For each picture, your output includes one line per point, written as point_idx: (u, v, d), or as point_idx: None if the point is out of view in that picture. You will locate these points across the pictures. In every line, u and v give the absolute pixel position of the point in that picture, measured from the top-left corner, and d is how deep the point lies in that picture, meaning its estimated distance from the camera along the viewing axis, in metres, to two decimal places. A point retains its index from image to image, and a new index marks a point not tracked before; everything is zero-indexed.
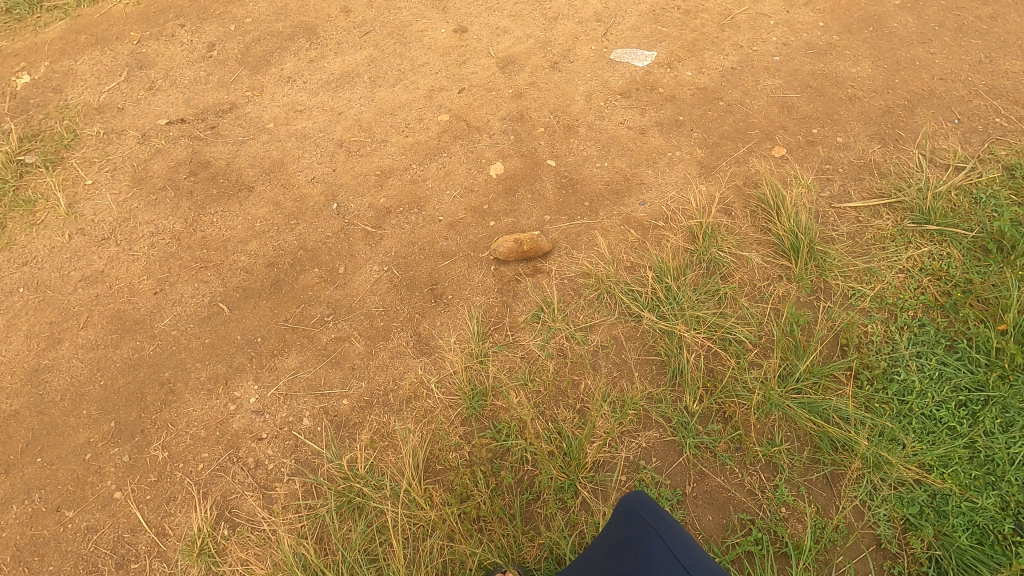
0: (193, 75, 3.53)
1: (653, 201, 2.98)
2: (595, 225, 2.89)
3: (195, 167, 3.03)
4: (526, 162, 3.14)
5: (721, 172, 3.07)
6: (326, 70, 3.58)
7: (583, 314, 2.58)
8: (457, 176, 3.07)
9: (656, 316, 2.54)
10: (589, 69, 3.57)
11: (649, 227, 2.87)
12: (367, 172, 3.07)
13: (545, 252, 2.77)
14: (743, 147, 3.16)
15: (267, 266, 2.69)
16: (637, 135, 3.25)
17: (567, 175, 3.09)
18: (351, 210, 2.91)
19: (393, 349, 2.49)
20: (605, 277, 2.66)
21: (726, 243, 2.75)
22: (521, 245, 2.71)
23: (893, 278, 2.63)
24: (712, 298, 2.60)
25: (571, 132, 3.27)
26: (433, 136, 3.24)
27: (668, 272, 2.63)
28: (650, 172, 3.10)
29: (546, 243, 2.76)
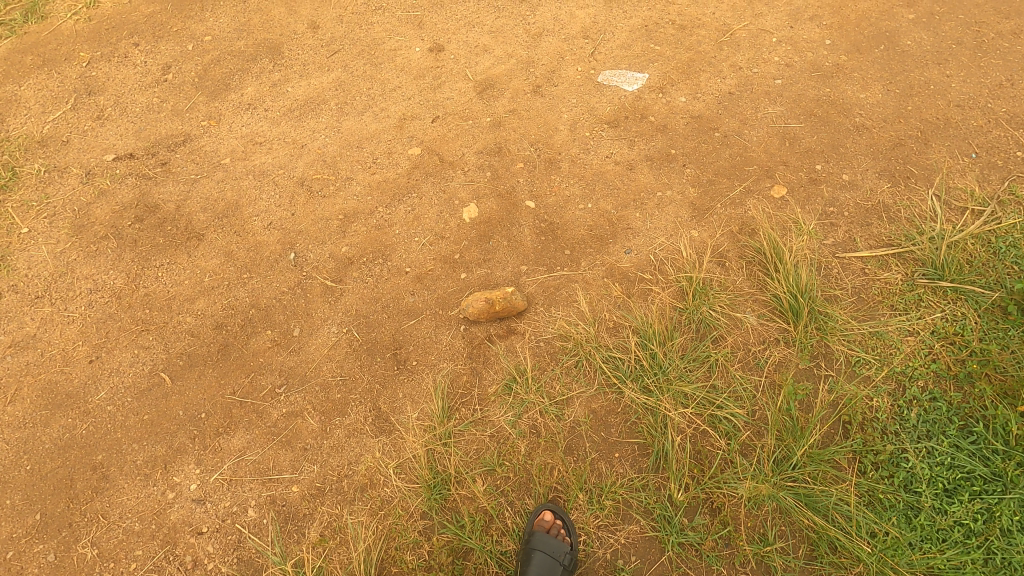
0: (145, 102, 3.26)
1: (639, 248, 2.72)
2: (576, 278, 2.64)
3: (141, 212, 2.78)
4: (503, 203, 2.88)
5: (715, 216, 2.80)
6: (290, 95, 3.31)
7: (559, 385, 2.35)
8: (427, 220, 2.81)
9: (639, 388, 2.31)
10: (575, 94, 3.29)
11: (634, 280, 2.62)
12: (328, 215, 2.81)
13: (519, 310, 2.52)
14: (739, 185, 2.89)
15: (214, 329, 2.46)
16: (625, 171, 2.98)
17: (547, 218, 2.83)
18: (309, 261, 2.66)
19: (349, 426, 2.27)
20: (585, 341, 2.42)
21: (719, 301, 2.50)
22: (493, 305, 2.47)
23: (902, 344, 2.38)
24: (702, 366, 2.36)
25: (553, 168, 3.00)
26: (401, 173, 2.97)
27: (654, 336, 2.39)
28: (637, 214, 2.83)
29: (521, 301, 2.51)
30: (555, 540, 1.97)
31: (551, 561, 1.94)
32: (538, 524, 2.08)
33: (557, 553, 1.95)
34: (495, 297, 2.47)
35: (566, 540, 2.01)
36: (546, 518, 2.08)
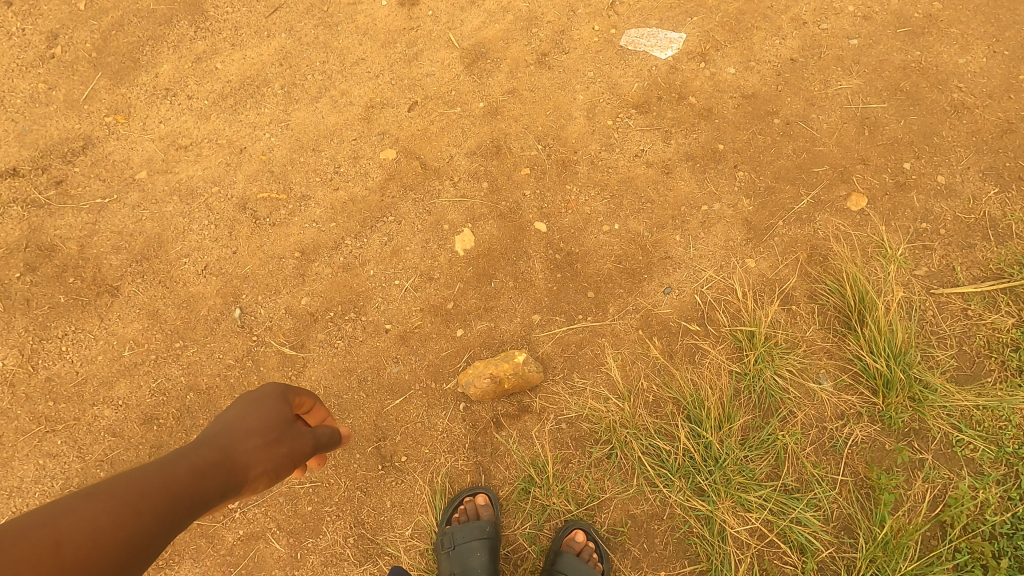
0: (29, 90, 2.48)
1: (681, 286, 2.15)
2: (602, 331, 2.08)
3: (35, 258, 2.14)
4: (505, 226, 2.25)
5: (777, 237, 2.20)
6: (220, 75, 2.52)
7: (587, 484, 1.88)
8: (409, 254, 2.20)
9: (689, 489, 1.83)
10: (591, 64, 2.53)
11: (677, 333, 2.07)
12: (281, 252, 2.18)
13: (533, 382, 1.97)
14: (806, 194, 2.26)
15: (143, 424, 1.93)
16: (660, 176, 2.32)
17: (562, 246, 2.22)
18: (259, 320, 2.07)
19: (326, 549, 1.83)
20: (619, 424, 1.91)
21: (787, 363, 1.97)
22: (501, 381, 1.92)
23: (1016, 416, 1.88)
24: (767, 455, 1.87)
25: (567, 173, 2.34)
26: (372, 188, 2.30)
27: (707, 418, 1.88)
28: (677, 237, 2.22)
29: (537, 372, 1.96)
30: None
31: None
32: (567, 545, 1.84)
33: None
34: (504, 370, 1.92)
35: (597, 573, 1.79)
36: (577, 540, 1.83)
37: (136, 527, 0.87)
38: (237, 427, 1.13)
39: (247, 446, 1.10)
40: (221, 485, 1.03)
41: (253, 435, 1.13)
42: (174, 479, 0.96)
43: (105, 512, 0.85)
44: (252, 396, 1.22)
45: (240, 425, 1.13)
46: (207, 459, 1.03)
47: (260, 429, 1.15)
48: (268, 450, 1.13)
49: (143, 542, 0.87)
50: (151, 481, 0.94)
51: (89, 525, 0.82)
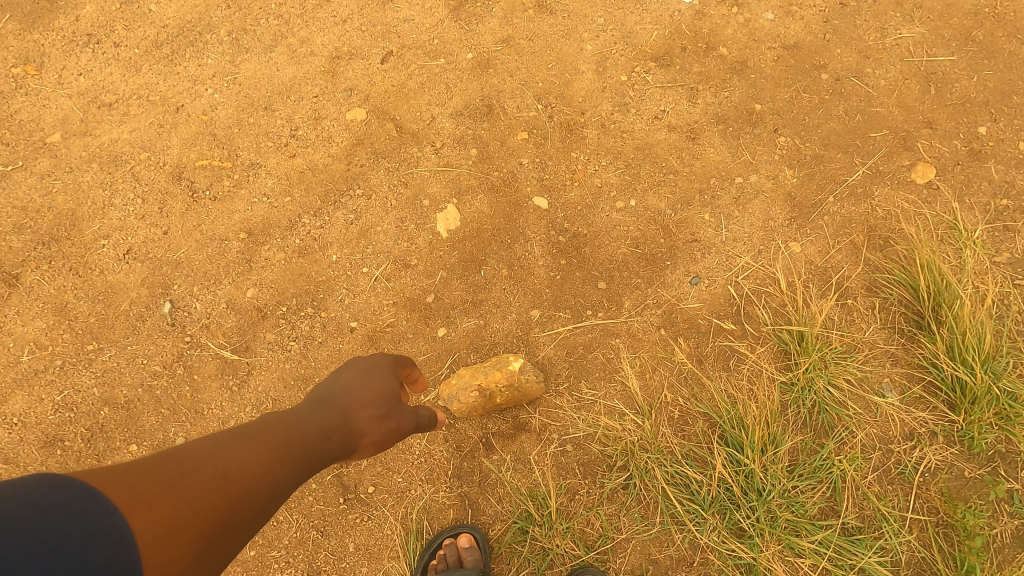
0: None
1: (711, 276, 1.77)
2: (615, 331, 1.71)
3: None
4: (497, 202, 1.85)
5: (826, 216, 1.82)
6: (153, 19, 2.04)
7: (598, 521, 1.52)
8: (380, 236, 1.81)
9: (725, 528, 1.48)
10: (601, 6, 2.07)
11: (707, 333, 1.69)
12: (223, 233, 1.78)
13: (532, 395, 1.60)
14: (861, 165, 1.87)
15: (48, 447, 1.57)
16: (685, 142, 1.92)
17: (567, 227, 1.83)
18: (194, 317, 1.69)
19: None
20: (638, 448, 1.55)
21: (845, 372, 1.60)
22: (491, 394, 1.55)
23: None
24: (819, 486, 1.52)
25: (572, 138, 1.94)
26: (336, 155, 1.89)
27: (748, 441, 1.51)
28: (705, 216, 1.83)
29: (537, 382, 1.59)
30: None
31: None
32: None
33: None
34: (497, 381, 1.54)
35: None
36: None
37: (275, 477, 0.88)
38: (354, 392, 1.07)
39: (365, 414, 1.05)
40: (341, 448, 1.00)
41: (369, 404, 1.06)
42: (303, 436, 0.95)
43: (251, 458, 0.86)
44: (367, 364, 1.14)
45: (360, 388, 1.08)
46: (329, 419, 1.01)
47: (376, 398, 1.07)
48: (386, 423, 1.07)
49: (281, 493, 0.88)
50: (285, 435, 0.93)
51: (232, 470, 0.84)
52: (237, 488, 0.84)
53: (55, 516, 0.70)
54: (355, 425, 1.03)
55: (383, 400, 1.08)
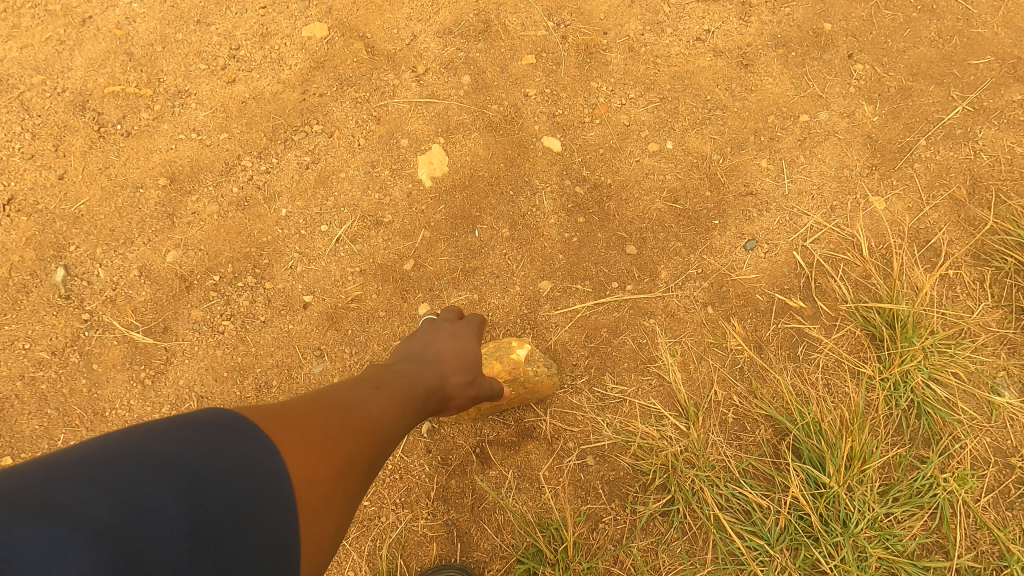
0: None
1: (771, 239, 1.37)
2: (649, 308, 1.32)
3: None
4: (495, 143, 1.44)
5: (917, 164, 1.42)
6: None
7: (628, 559, 1.16)
8: (344, 185, 1.39)
9: (798, 570, 1.12)
10: None
11: (768, 313, 1.31)
12: (137, 179, 1.36)
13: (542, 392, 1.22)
14: (960, 99, 1.46)
15: None
16: (735, 69, 1.51)
17: (586, 175, 1.42)
18: (95, 288, 1.28)
19: None
20: (682, 463, 1.17)
21: (951, 364, 1.22)
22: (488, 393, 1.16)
23: None
24: (921, 515, 1.15)
25: (592, 63, 1.51)
26: (288, 81, 1.46)
27: (830, 456, 1.14)
28: (763, 163, 1.43)
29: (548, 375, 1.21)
30: None
31: None
32: None
33: None
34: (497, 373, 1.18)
35: None
36: None
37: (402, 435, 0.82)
38: (450, 354, 1.02)
39: (459, 378, 0.99)
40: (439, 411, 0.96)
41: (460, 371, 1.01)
42: (417, 394, 0.89)
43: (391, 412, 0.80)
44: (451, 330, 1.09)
45: (454, 350, 1.03)
46: (429, 379, 0.94)
47: (467, 363, 1.02)
48: (470, 391, 1.02)
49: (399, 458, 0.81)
50: (407, 390, 0.88)
51: (378, 421, 0.77)
52: (386, 443, 0.78)
53: (236, 469, 0.62)
54: (450, 389, 0.97)
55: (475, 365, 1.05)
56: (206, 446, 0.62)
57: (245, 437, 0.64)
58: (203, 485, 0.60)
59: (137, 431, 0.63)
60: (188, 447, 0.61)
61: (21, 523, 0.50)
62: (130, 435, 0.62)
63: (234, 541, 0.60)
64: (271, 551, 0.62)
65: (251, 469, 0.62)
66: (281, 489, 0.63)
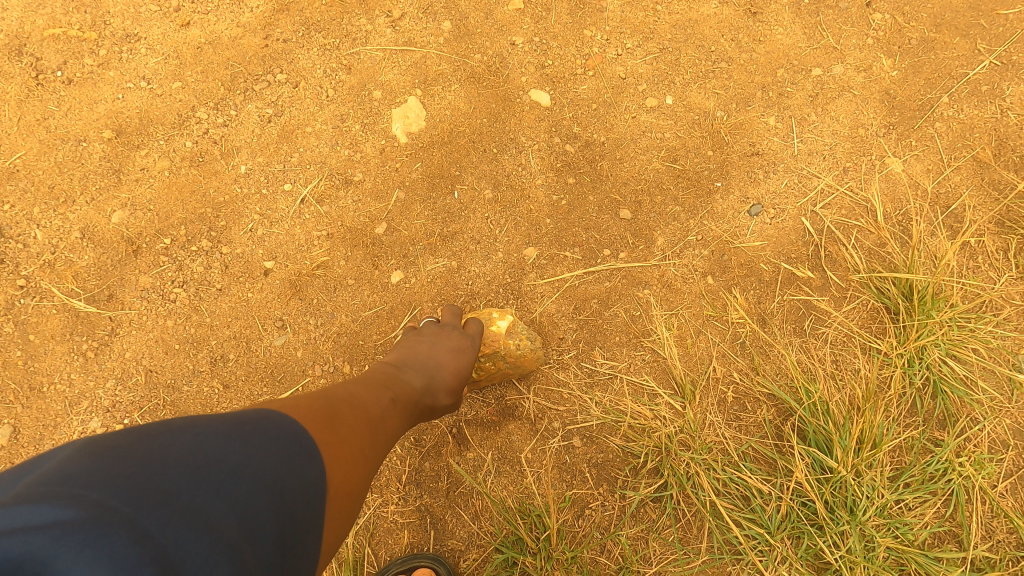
0: None
1: (778, 204, 1.25)
2: (643, 278, 1.20)
3: None
4: (478, 96, 1.31)
5: (939, 123, 1.29)
6: None
7: (616, 548, 1.06)
8: (309, 140, 1.26)
9: (800, 561, 1.03)
10: None
11: (773, 283, 1.20)
12: (79, 131, 1.23)
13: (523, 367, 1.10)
14: (988, 52, 1.34)
15: None
16: (743, 18, 1.37)
17: (577, 132, 1.30)
18: (32, 251, 1.16)
19: None
20: (676, 444, 1.07)
21: (971, 339, 1.12)
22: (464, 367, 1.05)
23: None
24: (934, 501, 1.06)
25: (585, 8, 1.37)
26: (248, 24, 1.32)
27: (838, 437, 1.04)
28: (770, 121, 1.31)
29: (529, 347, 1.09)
30: None
31: None
32: None
33: None
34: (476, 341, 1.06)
35: None
36: None
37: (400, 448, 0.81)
38: (449, 364, 0.96)
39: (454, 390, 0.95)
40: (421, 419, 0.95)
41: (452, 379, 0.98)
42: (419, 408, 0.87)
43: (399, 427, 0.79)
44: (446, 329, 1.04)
45: (453, 360, 0.96)
46: (423, 389, 0.91)
47: (461, 379, 0.96)
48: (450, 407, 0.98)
49: None
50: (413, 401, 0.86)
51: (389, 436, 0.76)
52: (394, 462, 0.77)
53: (312, 491, 0.59)
54: (438, 408, 0.94)
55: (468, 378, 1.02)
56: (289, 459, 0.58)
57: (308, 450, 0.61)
58: (293, 501, 0.56)
59: (227, 430, 0.57)
60: (283, 461, 0.58)
61: (176, 525, 0.47)
62: (221, 435, 0.57)
63: (306, 565, 0.57)
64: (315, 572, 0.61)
65: (316, 489, 0.59)
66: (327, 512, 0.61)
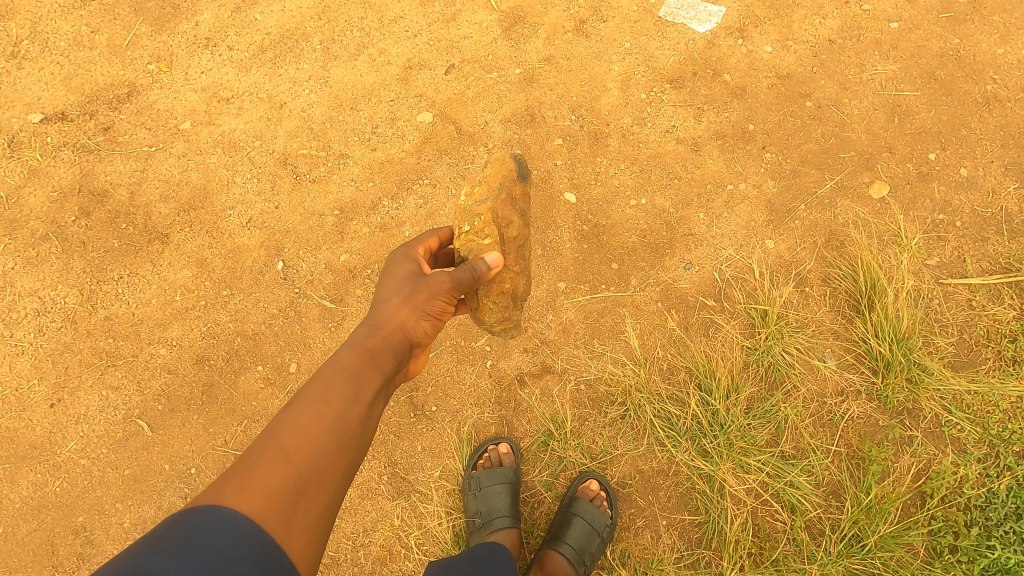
0: (71, 33, 2.49)
1: (701, 263, 2.24)
2: (623, 301, 2.20)
3: (86, 201, 2.23)
4: (535, 195, 2.34)
5: (797, 220, 2.28)
6: (259, 28, 2.53)
7: (601, 440, 2.05)
8: (443, 218, 2.30)
9: (694, 450, 2.00)
10: (629, 34, 2.54)
11: (694, 307, 2.19)
12: (321, 210, 2.28)
13: (524, 201, 1.69)
14: (830, 179, 2.32)
15: (195, 364, 2.08)
16: (689, 153, 2.38)
17: (590, 218, 2.31)
18: (301, 273, 2.20)
19: (362, 485, 2.01)
20: (634, 389, 2.06)
21: (796, 341, 2.09)
22: (497, 243, 1.60)
23: (1004, 402, 2.01)
24: (769, 424, 2.02)
25: (598, 145, 2.39)
26: (409, 150, 2.37)
27: (716, 388, 2.02)
28: (701, 215, 2.30)
29: (513, 180, 1.65)
30: (597, 512, 1.91)
31: (591, 532, 1.89)
32: (582, 492, 2.00)
33: (597, 525, 1.90)
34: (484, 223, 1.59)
35: (607, 514, 1.93)
36: (591, 488, 2.00)
37: (327, 413, 1.11)
38: (387, 293, 1.46)
39: (400, 306, 1.42)
40: (388, 376, 1.29)
41: (396, 299, 1.44)
42: (338, 376, 1.20)
43: (304, 416, 1.09)
44: (387, 271, 1.55)
45: (392, 285, 1.48)
46: (368, 325, 1.37)
47: (401, 282, 1.48)
48: (414, 298, 1.45)
49: (338, 415, 1.12)
50: (331, 391, 1.15)
51: (304, 441, 1.05)
52: (309, 438, 1.06)
53: (191, 540, 0.83)
54: (394, 313, 1.41)
55: (415, 298, 1.45)
56: (173, 526, 0.85)
57: (201, 510, 0.89)
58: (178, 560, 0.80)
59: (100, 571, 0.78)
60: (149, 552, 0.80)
61: None
62: None
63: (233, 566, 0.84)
64: (263, 559, 0.88)
65: (211, 529, 0.86)
66: (243, 526, 0.89)
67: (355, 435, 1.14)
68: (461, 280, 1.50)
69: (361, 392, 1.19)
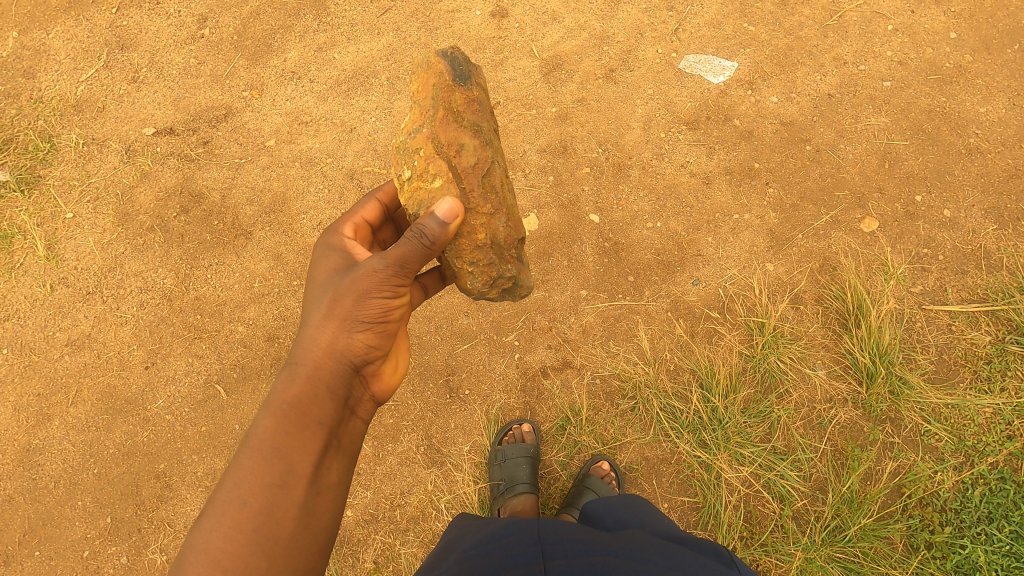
0: (182, 63, 2.99)
1: (708, 280, 2.55)
2: (637, 309, 2.51)
3: (186, 201, 2.67)
4: (564, 215, 2.69)
5: (795, 247, 2.58)
6: (337, 64, 2.99)
7: (613, 428, 2.32)
8: None
9: (695, 441, 2.26)
10: (652, 82, 2.93)
11: (699, 318, 2.49)
12: None
13: (471, 109, 1.59)
14: (826, 214, 2.63)
15: (266, 340, 2.43)
16: (701, 185, 2.71)
17: (611, 236, 2.65)
18: None
19: (401, 454, 2.31)
20: (644, 384, 2.34)
21: (789, 351, 2.36)
22: (449, 182, 1.56)
23: (978, 416, 2.23)
24: (763, 422, 2.28)
25: (621, 175, 2.75)
26: None
27: (716, 387, 2.30)
28: (710, 239, 2.62)
29: (449, 89, 1.58)
30: (605, 491, 2.17)
31: None
32: (593, 471, 2.28)
33: None
34: (427, 162, 1.57)
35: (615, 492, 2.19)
36: (602, 469, 2.27)
37: (250, 515, 1.23)
38: (312, 321, 1.46)
39: (327, 344, 1.43)
40: (322, 432, 1.36)
41: (319, 336, 1.43)
42: (261, 465, 1.28)
43: (227, 527, 1.21)
44: (316, 284, 1.54)
45: (320, 306, 1.47)
46: (298, 370, 1.41)
47: (329, 298, 1.46)
48: (343, 315, 1.43)
49: (263, 510, 1.24)
50: (246, 487, 1.25)
51: (234, 555, 1.19)
52: (235, 554, 1.19)
53: None
54: (324, 343, 1.43)
55: (341, 312, 1.43)
56: None
57: None
58: None
59: None
60: None
61: None
62: None
63: None
64: None
65: None
66: None
67: (285, 521, 1.26)
68: (400, 262, 1.42)
69: (284, 471, 1.29)
